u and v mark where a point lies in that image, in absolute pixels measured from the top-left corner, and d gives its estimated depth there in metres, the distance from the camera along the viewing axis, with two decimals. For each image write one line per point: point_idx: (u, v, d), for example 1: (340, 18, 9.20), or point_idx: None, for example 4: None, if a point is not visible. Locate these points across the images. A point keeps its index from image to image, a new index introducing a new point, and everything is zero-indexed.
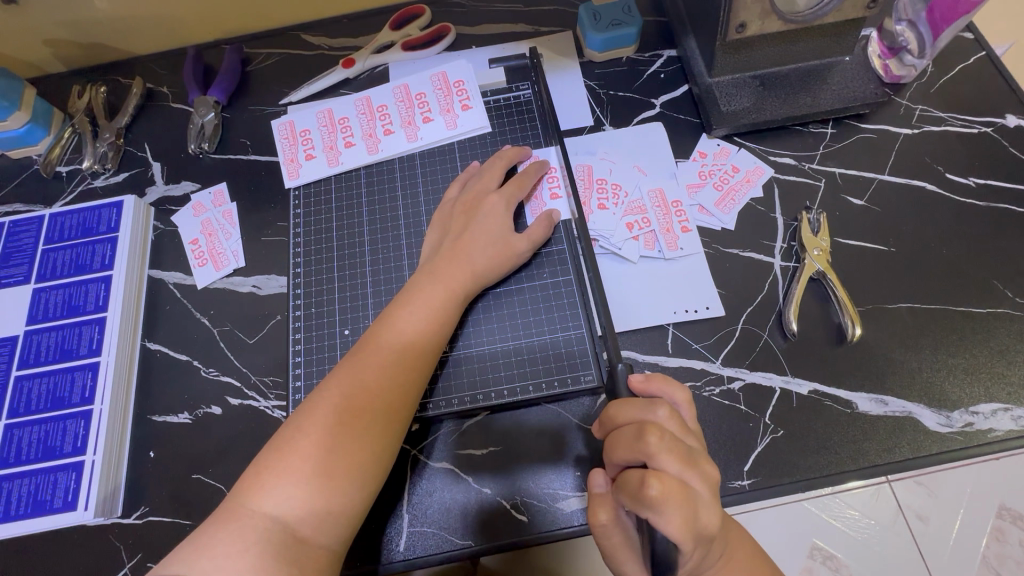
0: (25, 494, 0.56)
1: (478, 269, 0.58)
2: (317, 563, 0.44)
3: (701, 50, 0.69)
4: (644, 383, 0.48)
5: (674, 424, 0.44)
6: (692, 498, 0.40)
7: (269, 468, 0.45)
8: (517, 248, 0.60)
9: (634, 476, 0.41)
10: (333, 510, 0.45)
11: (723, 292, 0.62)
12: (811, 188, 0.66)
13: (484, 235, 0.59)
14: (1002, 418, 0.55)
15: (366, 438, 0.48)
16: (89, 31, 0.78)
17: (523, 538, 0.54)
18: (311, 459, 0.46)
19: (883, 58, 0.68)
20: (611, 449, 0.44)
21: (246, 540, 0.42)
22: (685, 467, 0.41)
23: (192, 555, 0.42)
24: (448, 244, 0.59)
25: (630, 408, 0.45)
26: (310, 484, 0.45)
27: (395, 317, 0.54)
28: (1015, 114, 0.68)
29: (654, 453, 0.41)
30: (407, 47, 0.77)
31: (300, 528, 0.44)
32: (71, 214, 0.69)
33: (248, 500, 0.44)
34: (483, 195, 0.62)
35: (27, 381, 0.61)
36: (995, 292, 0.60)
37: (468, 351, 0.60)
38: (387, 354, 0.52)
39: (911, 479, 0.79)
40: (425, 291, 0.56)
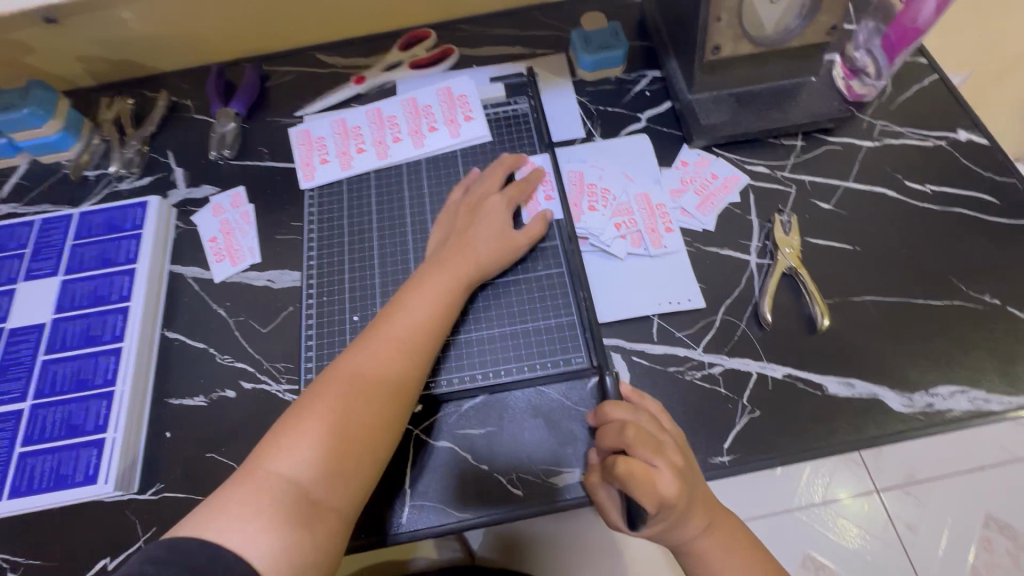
0: (47, 469, 0.59)
1: (481, 260, 0.63)
2: (327, 524, 0.48)
3: (682, 70, 0.76)
4: (631, 393, 0.59)
5: (652, 423, 0.54)
6: (655, 477, 0.50)
7: (287, 433, 0.50)
8: (516, 243, 0.65)
9: (610, 458, 0.52)
10: (344, 474, 0.49)
11: (704, 286, 0.67)
12: (783, 193, 0.72)
13: (487, 230, 0.65)
14: (959, 399, 0.60)
15: (378, 410, 0.52)
16: (119, 48, 0.85)
17: (519, 511, 0.58)
18: (325, 424, 0.50)
19: (846, 79, 0.76)
20: (598, 439, 0.55)
21: (262, 499, 0.46)
22: (653, 453, 0.51)
23: (209, 516, 0.45)
24: (454, 238, 0.65)
25: (618, 408, 0.55)
26: (323, 448, 0.49)
27: (404, 302, 0.59)
28: (965, 129, 0.75)
29: (627, 441, 0.51)
30: (414, 65, 0.84)
31: (313, 491, 0.48)
32: (98, 212, 0.75)
33: (265, 461, 0.48)
34: (485, 197, 0.68)
35: (53, 365, 0.65)
36: (950, 286, 0.65)
37: (470, 335, 0.64)
38: (398, 334, 0.56)
39: (898, 491, 0.90)
40: (431, 278, 0.61)
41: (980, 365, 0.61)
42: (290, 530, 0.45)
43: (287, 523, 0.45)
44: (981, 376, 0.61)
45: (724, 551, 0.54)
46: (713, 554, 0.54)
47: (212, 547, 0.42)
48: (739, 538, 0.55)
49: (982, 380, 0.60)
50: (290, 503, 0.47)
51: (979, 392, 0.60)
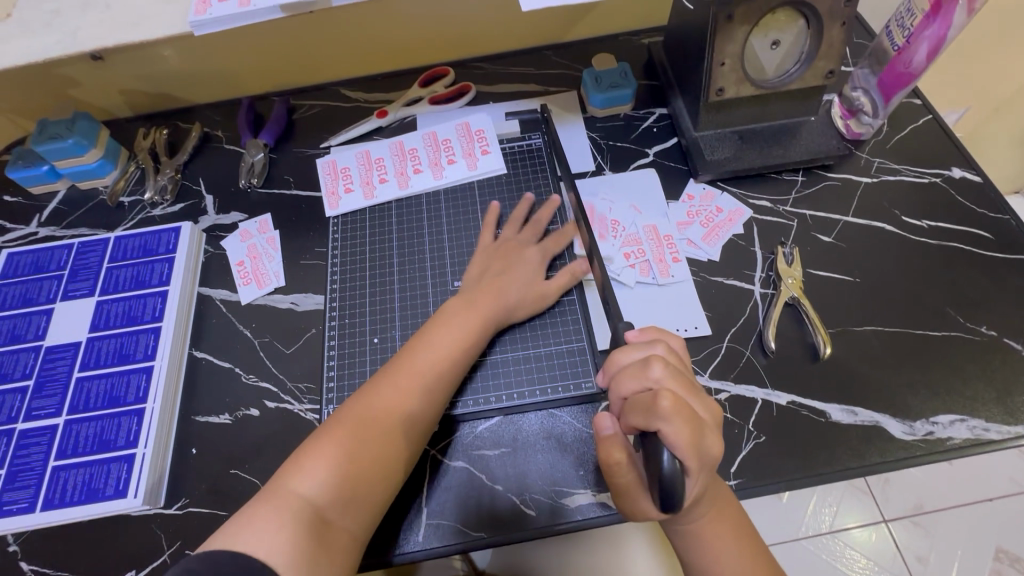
0: (79, 482, 0.62)
1: (507, 304, 0.66)
2: (340, 544, 0.50)
3: (688, 109, 0.80)
4: (638, 335, 0.54)
5: (673, 358, 0.50)
6: (699, 418, 0.43)
7: (308, 455, 0.52)
8: (543, 292, 0.68)
9: (645, 397, 0.44)
10: (358, 499, 0.52)
11: (710, 314, 0.70)
12: (785, 226, 0.76)
13: (520, 275, 0.68)
14: (959, 427, 0.62)
15: (394, 441, 0.55)
16: (157, 82, 0.91)
17: (531, 531, 0.60)
18: (344, 446, 0.53)
19: (844, 119, 0.80)
20: (616, 387, 0.48)
21: (281, 516, 0.48)
22: (688, 392, 0.46)
23: (232, 532, 0.47)
24: (487, 278, 0.68)
25: (631, 349, 0.50)
26: (340, 471, 0.52)
27: (431, 340, 0.62)
28: (959, 167, 0.79)
29: (659, 379, 0.46)
30: (434, 101, 0.89)
31: (327, 512, 0.50)
32: (133, 237, 0.79)
33: (286, 481, 0.51)
34: (523, 244, 0.72)
35: (88, 382, 0.68)
36: (948, 317, 0.68)
37: (495, 357, 0.67)
38: (420, 369, 0.59)
39: (908, 521, 1.15)
40: (457, 318, 0.64)
41: (978, 394, 0.63)
42: (307, 545, 0.47)
43: (304, 539, 0.47)
44: (980, 406, 0.63)
45: (727, 533, 0.49)
46: (717, 534, 0.49)
47: (236, 558, 0.44)
48: (737, 518, 0.50)
49: (981, 409, 0.62)
50: (307, 522, 0.49)
51: (978, 420, 0.62)
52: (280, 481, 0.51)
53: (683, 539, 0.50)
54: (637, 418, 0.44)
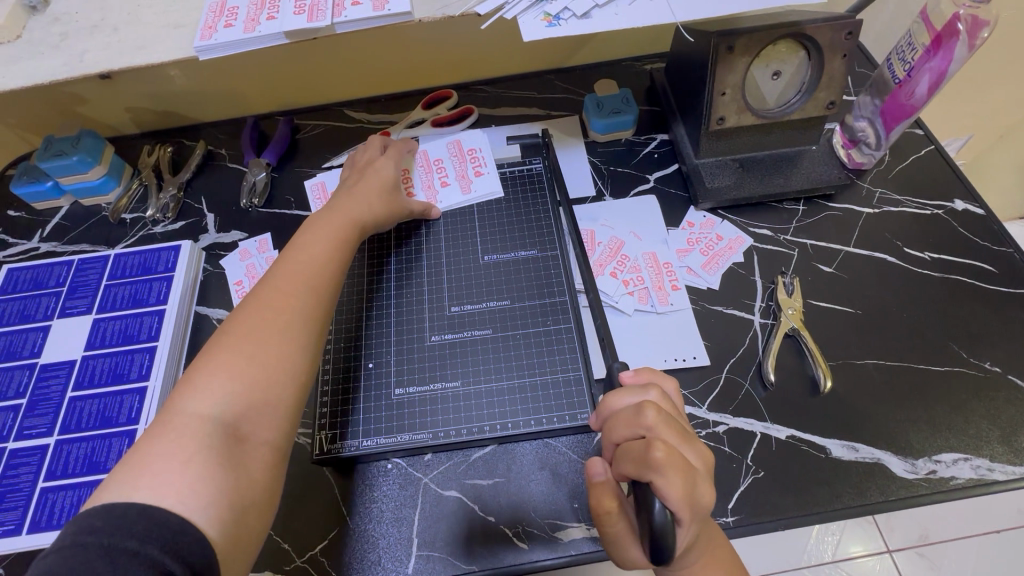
0: (67, 505, 0.61)
1: (373, 214, 0.68)
2: (260, 457, 0.47)
3: (689, 136, 0.80)
4: (632, 377, 0.53)
5: (667, 403, 0.49)
6: (692, 468, 0.43)
7: (197, 376, 0.47)
8: (401, 200, 0.73)
9: (636, 445, 0.44)
10: (271, 389, 0.49)
11: (708, 344, 0.69)
12: (786, 256, 0.75)
13: (373, 186, 0.70)
14: (963, 466, 0.60)
15: (290, 317, 0.53)
16: (164, 101, 0.92)
17: (525, 565, 0.59)
18: (237, 359, 0.49)
19: (846, 148, 0.80)
20: (608, 431, 0.48)
21: (185, 436, 0.44)
22: (681, 440, 0.45)
23: (131, 478, 0.40)
24: (341, 195, 0.69)
25: (625, 393, 0.50)
26: (238, 383, 0.48)
27: (302, 244, 0.60)
28: (962, 199, 0.78)
29: (653, 425, 0.45)
30: (436, 123, 0.90)
31: (240, 425, 0.46)
32: (133, 254, 0.79)
33: (179, 408, 0.46)
34: (371, 159, 0.75)
35: (81, 402, 0.68)
36: (951, 352, 0.67)
37: (381, 328, 0.71)
38: (298, 267, 0.57)
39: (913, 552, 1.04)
40: (324, 225, 0.63)
41: (982, 432, 0.62)
42: (224, 471, 0.43)
43: (220, 463, 0.44)
44: (984, 444, 0.61)
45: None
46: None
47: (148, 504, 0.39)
48: (731, 563, 0.49)
49: (985, 448, 0.61)
50: (219, 441, 0.45)
51: (982, 460, 0.61)
52: (173, 405, 0.46)
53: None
54: (629, 467, 0.43)
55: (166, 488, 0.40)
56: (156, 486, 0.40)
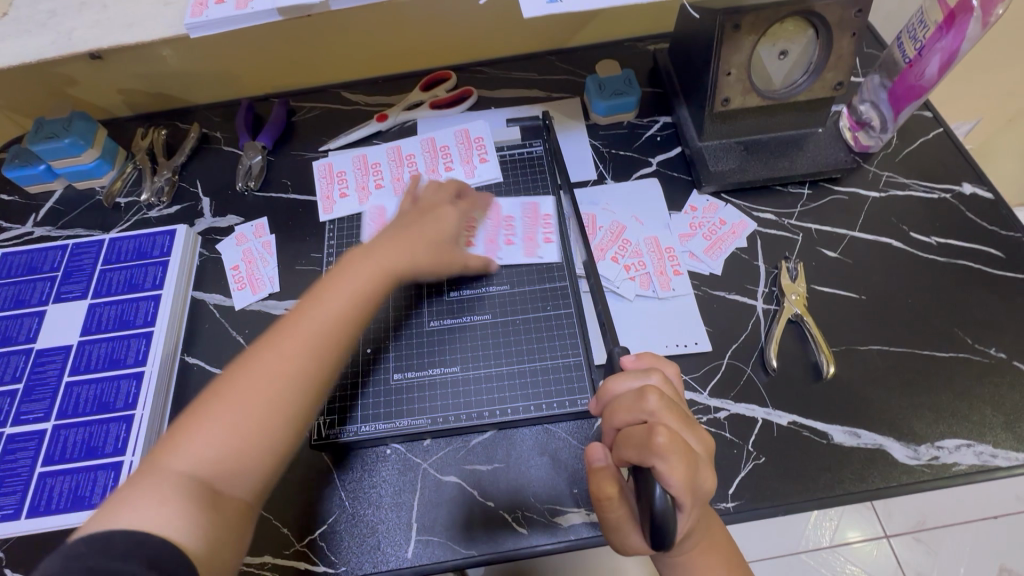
0: (64, 490, 0.61)
1: (416, 260, 0.61)
2: (233, 513, 0.46)
3: (693, 118, 0.78)
4: (634, 362, 0.53)
5: (668, 388, 0.49)
6: (693, 453, 0.43)
7: (193, 421, 0.47)
8: (455, 256, 0.66)
9: (639, 430, 0.43)
10: (249, 459, 0.47)
11: (710, 330, 0.69)
12: (790, 240, 0.74)
13: (428, 231, 0.63)
14: (966, 453, 0.60)
15: (293, 380, 0.49)
16: (157, 82, 0.90)
17: (524, 550, 0.58)
18: (223, 424, 0.47)
19: (852, 130, 0.79)
20: (609, 415, 0.48)
21: (162, 488, 0.43)
22: (683, 425, 0.45)
23: (110, 514, 0.42)
24: (392, 231, 0.63)
25: (626, 378, 0.49)
26: (219, 448, 0.46)
27: (323, 291, 0.55)
28: (971, 183, 0.77)
29: (655, 410, 0.45)
30: (434, 106, 0.88)
31: (216, 480, 0.45)
32: (128, 239, 0.78)
33: (163, 458, 0.45)
34: (439, 203, 0.68)
35: (77, 387, 0.67)
36: (956, 338, 0.66)
37: (405, 353, 0.68)
38: (309, 327, 0.52)
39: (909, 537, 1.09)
40: (357, 268, 0.57)
41: (986, 419, 0.62)
42: (197, 526, 0.42)
43: (196, 514, 0.43)
44: (987, 431, 0.61)
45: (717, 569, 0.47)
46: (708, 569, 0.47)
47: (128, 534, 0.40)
48: (728, 551, 0.49)
49: (988, 434, 0.61)
50: (196, 496, 0.44)
51: (985, 446, 0.60)
52: (165, 452, 0.45)
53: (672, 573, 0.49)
54: (631, 452, 0.43)
55: (138, 523, 0.41)
56: (128, 522, 0.41)
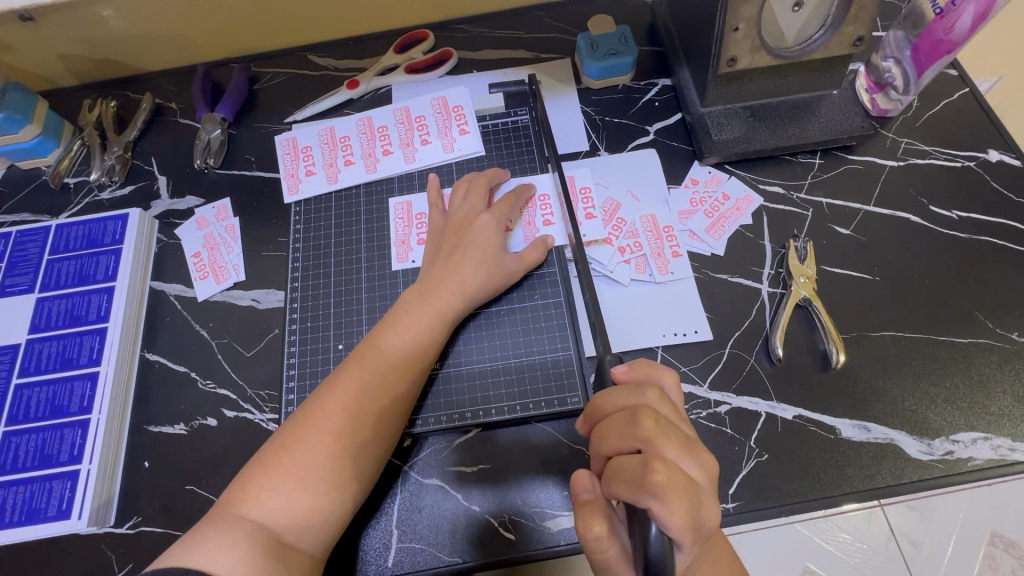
0: (20, 501, 0.57)
1: (466, 290, 0.59)
2: (300, 566, 0.46)
3: (694, 81, 0.71)
4: (626, 373, 0.49)
5: (664, 406, 0.45)
6: (692, 482, 0.41)
7: (258, 479, 0.48)
8: (508, 269, 0.61)
9: (632, 463, 0.41)
10: (322, 509, 0.48)
11: (712, 317, 0.63)
12: (799, 217, 0.68)
13: (476, 254, 0.60)
14: (982, 446, 0.56)
15: (351, 435, 0.50)
16: (102, 47, 0.81)
17: (510, 555, 0.55)
18: (298, 477, 0.48)
19: (871, 92, 0.72)
20: (598, 440, 0.45)
21: (235, 537, 0.44)
22: (683, 452, 0.42)
23: (185, 549, 0.44)
24: (440, 262, 0.61)
25: (618, 397, 0.46)
26: (294, 498, 0.47)
27: (384, 338, 0.56)
28: (997, 150, 0.70)
29: (651, 437, 0.42)
30: (410, 70, 0.80)
31: (285, 534, 0.46)
32: (77, 225, 0.71)
33: (237, 507, 0.46)
34: (473, 215, 0.63)
35: (27, 390, 0.62)
36: (976, 322, 0.61)
37: (457, 369, 0.61)
38: (375, 375, 0.53)
39: None
40: (413, 313, 0.57)
41: (1004, 410, 0.57)
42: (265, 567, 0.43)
43: (263, 561, 0.43)
44: (1005, 422, 0.57)
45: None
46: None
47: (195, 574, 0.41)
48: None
49: (1006, 426, 0.57)
50: (266, 545, 0.45)
51: (1003, 439, 0.56)
52: (239, 500, 0.47)
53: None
54: (623, 488, 0.41)
55: (212, 564, 0.42)
56: (205, 561, 0.42)
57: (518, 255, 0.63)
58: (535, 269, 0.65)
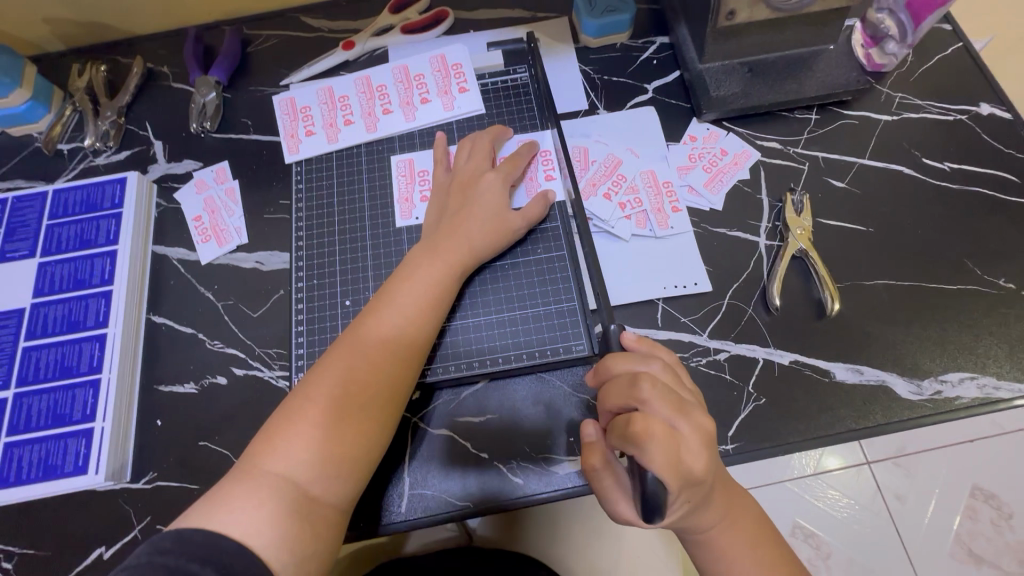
0: (34, 459, 0.58)
1: (474, 246, 0.60)
2: (327, 521, 0.48)
3: (692, 37, 0.71)
4: (635, 342, 0.52)
5: (666, 376, 0.48)
6: (679, 441, 0.43)
7: (281, 433, 0.49)
8: (515, 226, 0.62)
9: (623, 418, 0.44)
10: (347, 459, 0.49)
11: (711, 270, 0.65)
12: (796, 170, 0.69)
13: (482, 211, 0.61)
14: (969, 386, 0.59)
15: (369, 386, 0.52)
16: (87, 10, 0.79)
17: (518, 499, 0.57)
18: (323, 428, 0.49)
19: (866, 47, 0.71)
20: (604, 397, 0.48)
21: (262, 494, 0.46)
22: (676, 413, 0.44)
23: (210, 507, 0.45)
24: (446, 219, 0.61)
25: (626, 362, 0.49)
26: (321, 450, 0.48)
27: (396, 292, 0.57)
28: (988, 103, 0.71)
29: (643, 398, 0.44)
30: (406, 30, 0.79)
31: (311, 488, 0.47)
32: (74, 190, 0.70)
33: (264, 462, 0.47)
34: (479, 173, 0.64)
35: (35, 352, 0.62)
36: (965, 269, 0.63)
37: (464, 322, 0.62)
38: (390, 328, 0.55)
39: (889, 461, 0.91)
40: (422, 267, 0.58)
41: (990, 351, 0.60)
42: (294, 524, 0.45)
43: (291, 517, 0.45)
44: (991, 363, 0.60)
45: (741, 543, 0.49)
46: (729, 541, 0.49)
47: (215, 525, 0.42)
48: (754, 525, 0.51)
49: (992, 366, 0.59)
50: (291, 501, 0.46)
51: (989, 378, 0.59)
52: (260, 458, 0.48)
53: (699, 548, 0.50)
54: (615, 439, 0.44)
55: (237, 530, 0.44)
56: (230, 522, 0.44)
57: (521, 211, 0.63)
58: (537, 225, 0.65)
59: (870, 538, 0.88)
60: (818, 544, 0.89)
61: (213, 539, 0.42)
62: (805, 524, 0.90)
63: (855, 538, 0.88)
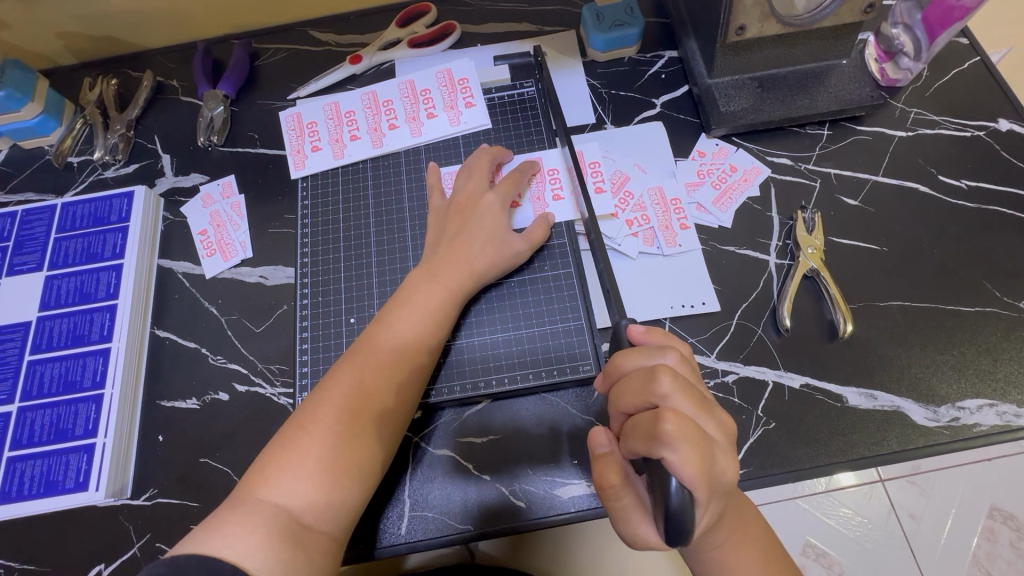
0: (37, 474, 0.58)
1: (474, 269, 0.60)
2: (319, 547, 0.46)
3: (702, 52, 0.70)
4: (644, 335, 0.49)
5: (684, 369, 0.46)
6: (708, 442, 0.40)
7: (276, 462, 0.48)
8: (514, 249, 0.61)
9: (645, 418, 0.41)
10: (343, 488, 0.49)
11: (720, 289, 0.63)
12: (807, 188, 0.68)
13: (481, 234, 0.61)
14: (988, 413, 0.57)
15: (364, 417, 0.51)
16: (99, 24, 0.79)
17: (522, 523, 0.56)
18: (316, 455, 0.48)
19: (880, 62, 0.70)
20: (616, 397, 0.45)
21: (253, 521, 0.45)
22: (699, 410, 0.42)
23: (204, 534, 0.45)
24: (445, 242, 0.61)
25: (637, 356, 0.46)
26: (315, 480, 0.48)
27: (396, 317, 0.56)
28: (1007, 119, 0.69)
29: (666, 395, 0.42)
30: (413, 44, 0.79)
31: (305, 515, 0.47)
32: (82, 203, 0.71)
33: (256, 490, 0.47)
34: (477, 194, 0.63)
35: (40, 366, 0.63)
36: (983, 291, 0.61)
37: (473, 339, 0.62)
38: (388, 354, 0.54)
39: (903, 480, 0.91)
40: (422, 292, 0.58)
41: (1011, 377, 0.58)
42: (285, 545, 0.44)
43: (284, 541, 0.45)
44: (1012, 389, 0.58)
45: (747, 556, 0.47)
46: (733, 558, 0.47)
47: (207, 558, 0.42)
48: (760, 538, 0.48)
49: (1013, 392, 0.57)
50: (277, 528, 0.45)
51: (1009, 405, 0.57)
52: (252, 488, 0.47)
53: (702, 564, 0.49)
54: (637, 443, 0.41)
55: (230, 550, 0.43)
56: (223, 547, 0.43)
57: (522, 233, 0.63)
58: (542, 244, 0.65)
59: (884, 561, 0.87)
60: (830, 563, 0.88)
61: (208, 561, 0.42)
62: (818, 542, 0.89)
63: (866, 560, 0.87)
